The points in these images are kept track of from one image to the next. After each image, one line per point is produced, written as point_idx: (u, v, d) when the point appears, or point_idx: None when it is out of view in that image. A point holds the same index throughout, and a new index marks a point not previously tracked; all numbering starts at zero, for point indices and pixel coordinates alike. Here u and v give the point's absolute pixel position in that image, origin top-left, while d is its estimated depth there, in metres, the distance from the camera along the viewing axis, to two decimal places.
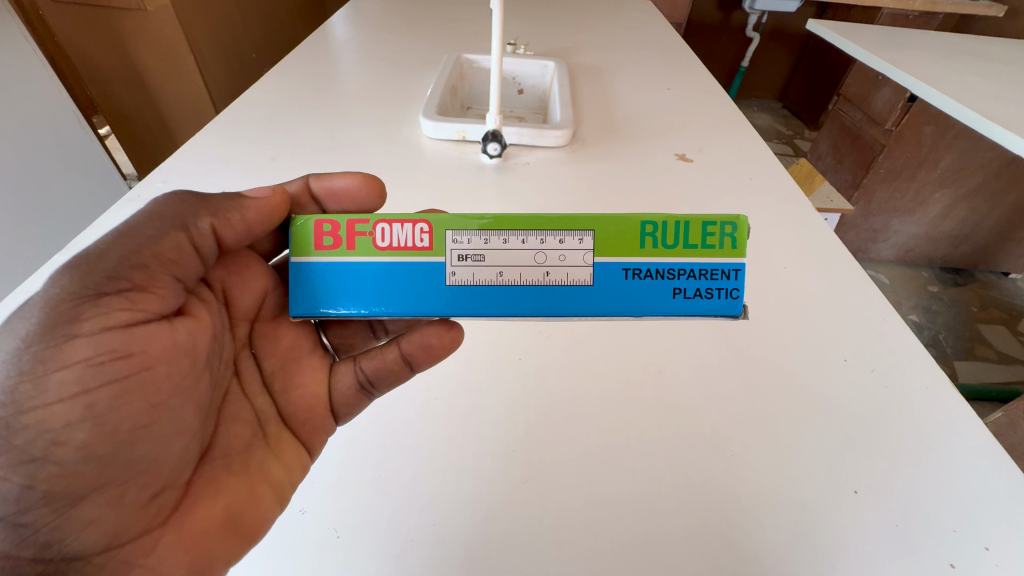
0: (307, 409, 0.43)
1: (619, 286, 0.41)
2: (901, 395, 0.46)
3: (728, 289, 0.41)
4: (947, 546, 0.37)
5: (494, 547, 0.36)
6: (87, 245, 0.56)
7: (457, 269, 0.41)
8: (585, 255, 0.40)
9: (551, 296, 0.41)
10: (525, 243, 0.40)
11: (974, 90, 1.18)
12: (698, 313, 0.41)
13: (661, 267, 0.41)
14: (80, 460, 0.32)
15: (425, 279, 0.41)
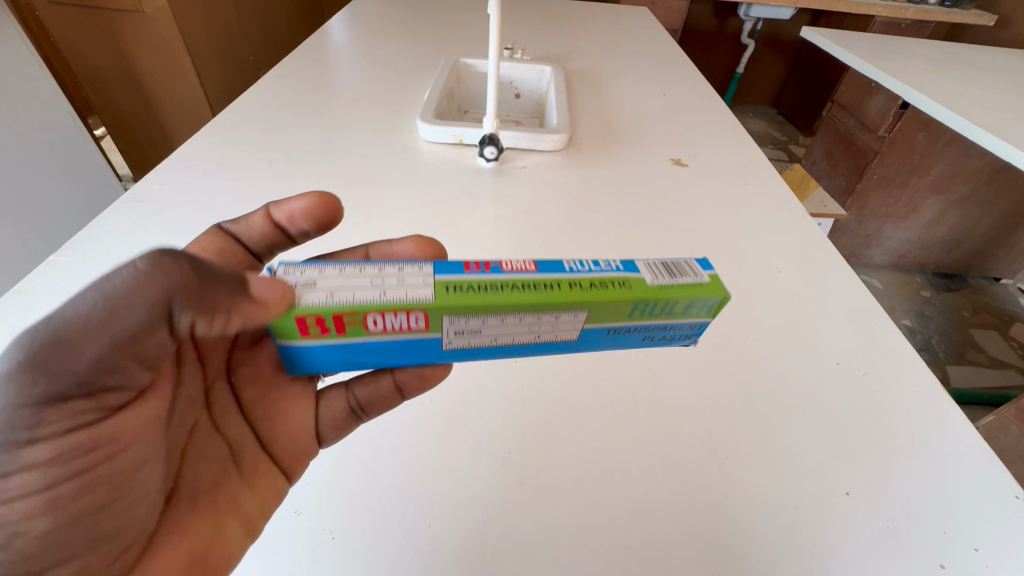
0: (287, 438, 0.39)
1: (603, 339, 0.37)
2: (893, 398, 0.47)
3: (683, 333, 0.38)
4: (938, 548, 0.38)
5: (490, 548, 0.37)
6: (82, 245, 0.56)
7: (457, 339, 0.34)
8: (579, 323, 0.34)
9: (536, 349, 0.36)
10: (523, 319, 0.33)
11: (965, 98, 1.20)
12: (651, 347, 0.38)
13: (641, 327, 0.36)
14: (31, 554, 0.27)
15: (412, 352, 0.34)
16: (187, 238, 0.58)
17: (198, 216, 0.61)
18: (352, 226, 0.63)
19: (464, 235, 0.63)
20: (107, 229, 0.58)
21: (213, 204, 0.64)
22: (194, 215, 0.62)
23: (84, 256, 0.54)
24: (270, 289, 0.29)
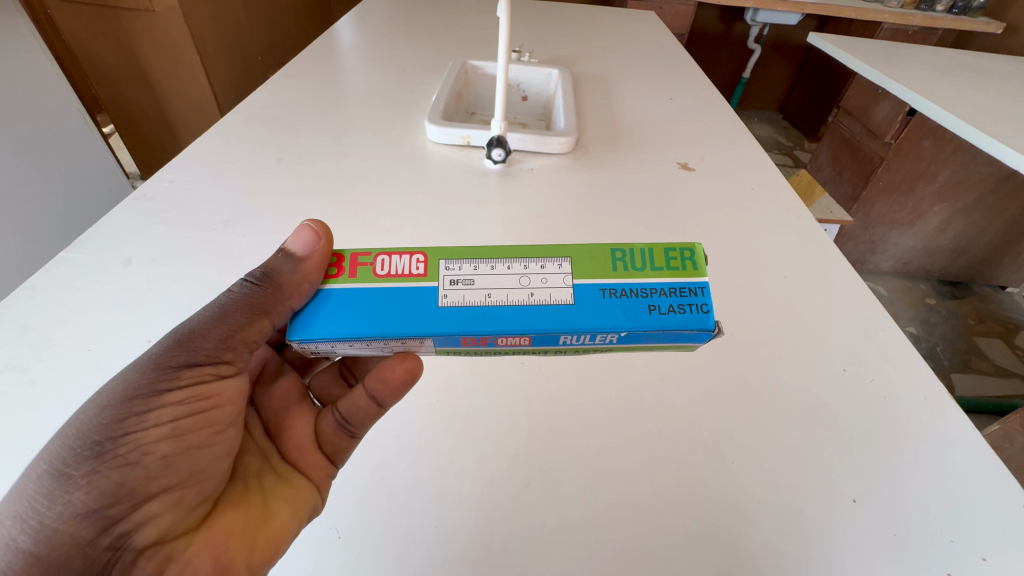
0: (311, 451, 0.41)
1: (597, 303, 0.38)
2: (899, 405, 0.47)
3: (697, 303, 0.38)
4: (943, 556, 0.37)
5: (496, 550, 0.37)
6: (93, 242, 0.56)
7: (454, 294, 0.39)
8: (564, 277, 0.39)
9: (532, 315, 0.37)
10: (508, 269, 0.39)
11: (972, 105, 1.20)
12: (673, 329, 0.37)
13: (630, 287, 0.39)
14: (155, 474, 0.31)
15: (417, 303, 0.38)
16: (197, 237, 0.58)
17: (207, 216, 0.62)
18: (359, 226, 0.63)
19: (471, 237, 0.63)
20: (117, 226, 0.58)
21: (222, 203, 0.64)
22: (204, 214, 0.62)
23: (94, 253, 0.54)
24: (311, 243, 0.39)
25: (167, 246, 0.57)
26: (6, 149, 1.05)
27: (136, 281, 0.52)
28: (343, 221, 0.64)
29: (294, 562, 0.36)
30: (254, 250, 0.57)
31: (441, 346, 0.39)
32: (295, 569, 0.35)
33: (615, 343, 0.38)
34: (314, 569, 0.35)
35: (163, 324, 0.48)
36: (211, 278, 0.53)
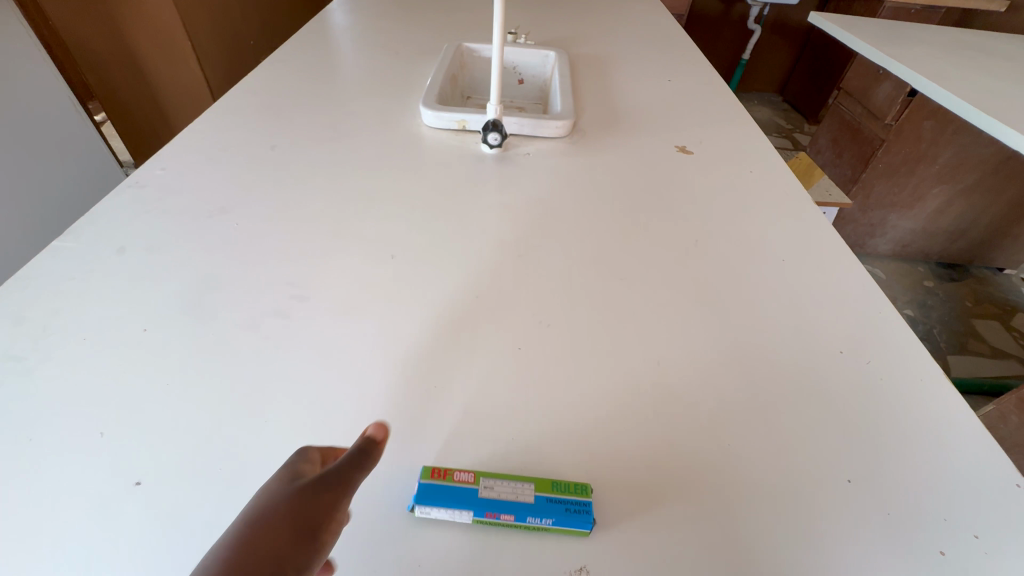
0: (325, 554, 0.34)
1: (527, 501, 0.37)
2: (895, 387, 0.47)
3: (574, 507, 0.36)
4: (937, 534, 0.38)
5: (492, 533, 0.36)
6: (85, 231, 0.55)
7: (495, 495, 0.37)
8: (522, 486, 0.37)
9: (483, 500, 0.36)
10: (514, 483, 0.38)
11: (973, 85, 1.18)
12: (544, 522, 0.36)
13: (555, 499, 0.37)
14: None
15: (464, 492, 0.37)
16: (191, 226, 0.58)
17: (201, 204, 0.61)
18: (355, 213, 0.62)
19: (468, 224, 0.63)
20: (109, 215, 0.58)
21: (215, 190, 0.63)
22: (197, 202, 0.61)
23: (87, 243, 0.54)
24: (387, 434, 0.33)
25: (161, 235, 0.56)
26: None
27: (130, 270, 0.51)
28: (337, 207, 0.63)
29: None
30: (249, 238, 0.57)
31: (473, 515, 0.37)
32: None
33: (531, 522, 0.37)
34: None
35: (158, 313, 0.47)
36: (206, 267, 0.53)
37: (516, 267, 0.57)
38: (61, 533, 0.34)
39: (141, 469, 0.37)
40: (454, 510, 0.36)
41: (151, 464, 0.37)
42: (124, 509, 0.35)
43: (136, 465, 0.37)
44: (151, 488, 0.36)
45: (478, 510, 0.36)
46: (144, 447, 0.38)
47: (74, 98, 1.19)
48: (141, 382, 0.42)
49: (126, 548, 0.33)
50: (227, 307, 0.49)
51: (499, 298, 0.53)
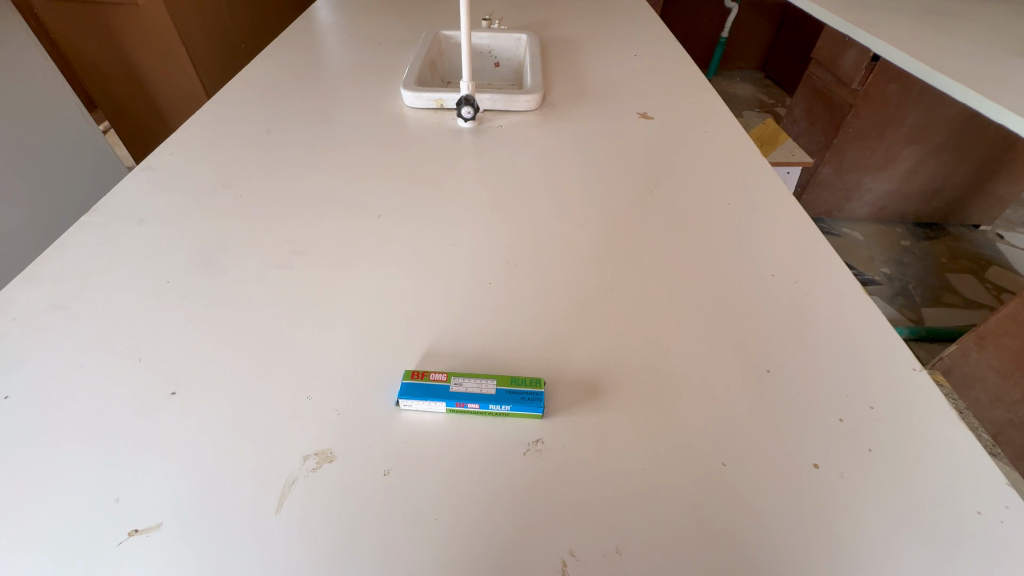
0: (285, 446, 0.40)
1: (489, 393, 0.42)
2: (817, 299, 0.54)
3: (528, 394, 0.42)
4: (841, 406, 0.44)
5: (464, 421, 0.42)
6: (108, 207, 0.63)
7: (459, 389, 0.43)
8: (486, 382, 0.43)
9: (454, 395, 0.42)
10: (476, 382, 0.43)
11: (928, 47, 1.24)
12: (505, 407, 0.42)
13: (511, 390, 0.43)
14: None
15: (432, 386, 0.43)
16: (200, 199, 0.65)
17: (207, 180, 0.69)
18: (344, 183, 0.70)
19: (445, 188, 0.70)
20: (128, 193, 0.65)
21: (219, 169, 0.71)
22: (204, 179, 0.69)
23: (111, 215, 0.62)
24: None
25: (175, 207, 0.64)
26: (10, 142, 1.12)
27: (152, 236, 0.59)
28: (329, 180, 0.70)
29: (283, 442, 0.40)
30: (252, 207, 0.64)
31: (444, 413, 0.43)
32: (285, 444, 0.40)
33: (497, 416, 0.42)
34: (304, 440, 0.41)
35: (179, 268, 0.55)
36: (216, 231, 0.60)
37: (488, 221, 0.64)
38: (113, 427, 0.41)
39: (175, 383, 0.44)
40: (424, 403, 0.42)
41: (180, 381, 0.44)
42: (160, 412, 0.42)
43: (170, 380, 0.44)
44: (181, 397, 0.43)
45: (449, 402, 0.42)
46: (173, 370, 0.45)
47: (81, 105, 1.27)
48: (169, 322, 0.49)
49: (163, 438, 0.40)
50: (237, 261, 0.56)
51: (473, 245, 0.60)
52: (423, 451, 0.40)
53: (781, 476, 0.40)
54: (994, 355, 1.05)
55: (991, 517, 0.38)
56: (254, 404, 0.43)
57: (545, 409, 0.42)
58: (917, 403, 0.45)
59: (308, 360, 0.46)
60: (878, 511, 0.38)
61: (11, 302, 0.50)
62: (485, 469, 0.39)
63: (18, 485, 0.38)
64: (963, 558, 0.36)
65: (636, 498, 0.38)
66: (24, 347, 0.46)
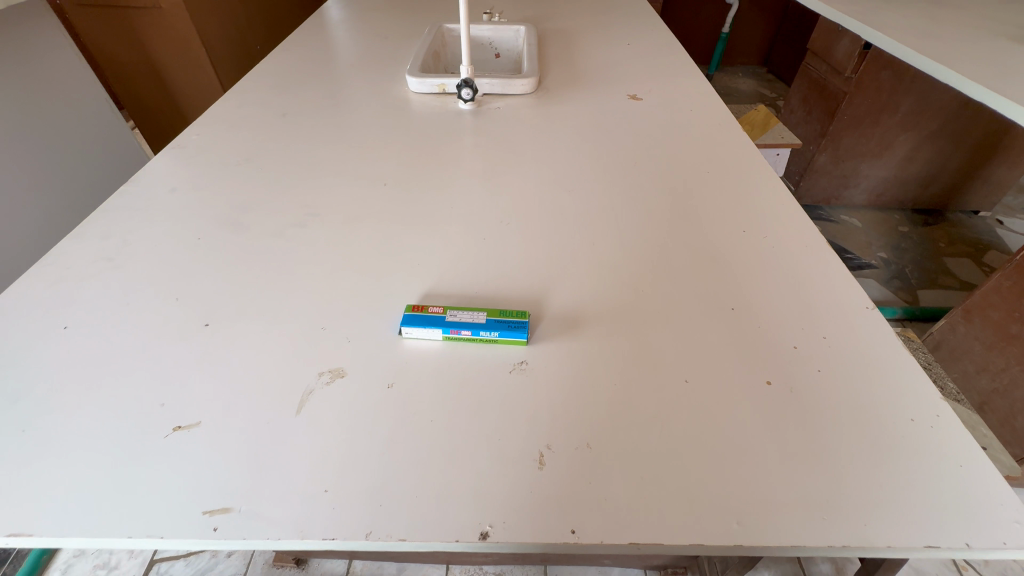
0: (302, 365, 0.46)
1: (479, 322, 0.48)
2: (783, 250, 0.59)
3: (514, 323, 0.48)
4: (796, 336, 0.49)
5: (458, 347, 0.48)
6: (144, 177, 0.70)
7: (453, 319, 0.48)
8: (477, 313, 0.49)
9: (449, 323, 0.48)
10: (468, 313, 0.49)
11: (915, 34, 1.29)
12: (494, 334, 0.48)
13: (499, 320, 0.49)
14: None
15: (429, 316, 0.49)
16: (226, 171, 0.72)
17: (230, 155, 0.76)
18: (354, 157, 0.76)
19: (446, 161, 0.76)
20: (162, 166, 0.73)
21: (241, 146, 0.78)
22: (228, 154, 0.76)
23: (148, 185, 0.69)
24: None
25: (203, 178, 0.70)
26: (49, 138, 1.17)
27: (184, 201, 0.66)
28: (340, 155, 0.77)
29: (301, 362, 0.46)
30: (272, 177, 0.71)
31: (440, 339, 0.48)
32: (302, 364, 0.46)
33: (487, 343, 0.48)
34: (319, 361, 0.47)
35: (209, 227, 0.62)
36: (240, 197, 0.67)
37: (485, 188, 0.70)
38: (154, 351, 0.47)
39: (208, 317, 0.51)
40: (423, 330, 0.48)
41: (212, 316, 0.51)
42: (196, 339, 0.48)
43: (204, 315, 0.51)
44: (213, 328, 0.49)
45: (445, 328, 0.48)
46: (205, 308, 0.51)
47: (110, 101, 1.33)
48: (202, 270, 0.56)
49: (198, 358, 0.47)
50: (259, 222, 0.63)
51: (469, 208, 0.66)
52: (421, 370, 0.46)
53: (736, 389, 0.45)
54: (980, 327, 1.08)
55: (922, 422, 0.42)
56: (276, 334, 0.49)
57: (529, 335, 0.48)
58: (866, 334, 0.50)
59: (323, 300, 0.52)
60: (822, 416, 0.43)
61: (65, 255, 0.57)
62: (475, 384, 0.45)
63: (72, 393, 0.44)
64: (893, 453, 0.40)
65: (605, 406, 0.43)
66: (79, 289, 0.53)
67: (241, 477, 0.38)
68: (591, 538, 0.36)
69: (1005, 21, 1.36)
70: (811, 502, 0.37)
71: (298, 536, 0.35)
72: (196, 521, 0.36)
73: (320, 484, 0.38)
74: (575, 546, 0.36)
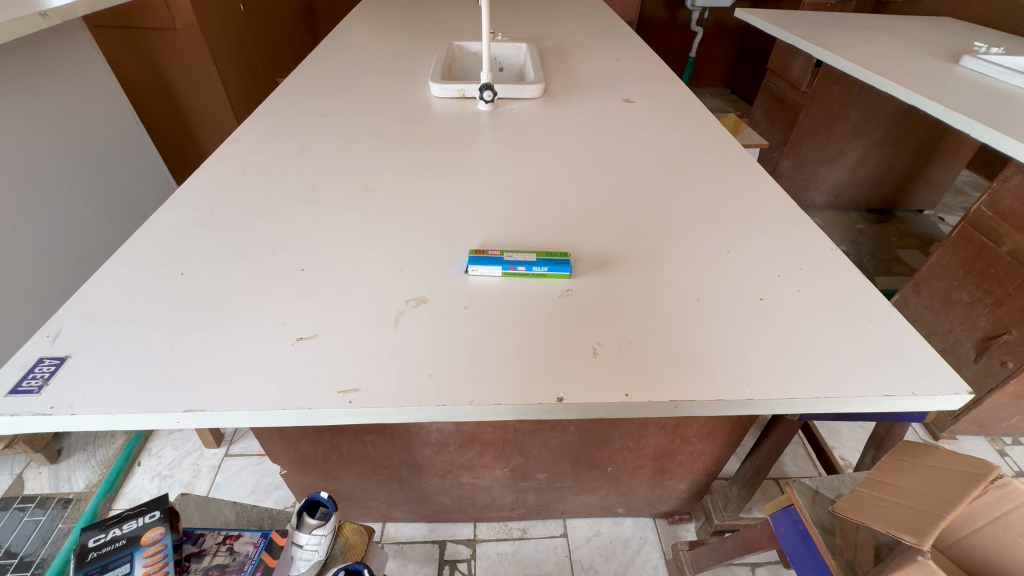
0: (390, 295, 0.56)
1: (529, 259, 0.60)
2: (763, 209, 0.73)
3: (557, 260, 0.60)
4: (779, 268, 0.62)
5: (514, 281, 0.59)
6: (215, 164, 0.80)
7: (509, 257, 0.60)
8: (527, 254, 0.60)
9: (506, 261, 0.59)
10: (520, 254, 0.60)
11: (858, 52, 1.50)
12: (542, 269, 0.59)
13: (545, 258, 0.60)
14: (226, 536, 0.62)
15: (489, 256, 0.60)
16: (285, 158, 0.82)
17: (287, 145, 0.86)
18: (395, 147, 0.88)
19: (475, 149, 0.89)
20: (227, 154, 0.82)
21: (294, 139, 0.88)
22: (284, 145, 0.86)
23: (219, 169, 0.78)
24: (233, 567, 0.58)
25: (267, 163, 0.81)
26: (84, 146, 1.22)
27: (257, 181, 0.76)
28: (381, 145, 0.88)
29: (388, 295, 0.56)
30: (327, 162, 0.82)
31: (498, 275, 0.59)
32: (388, 296, 0.56)
33: (537, 277, 0.60)
34: (403, 293, 0.57)
35: (284, 201, 0.72)
36: (304, 177, 0.77)
37: (513, 169, 0.82)
38: (262, 290, 0.56)
39: (303, 264, 0.60)
40: (485, 266, 0.59)
41: (305, 265, 0.60)
42: (297, 279, 0.58)
43: (300, 263, 0.61)
44: (308, 272, 0.59)
45: (504, 266, 0.59)
46: (298, 258, 0.61)
47: (132, 110, 1.37)
48: (285, 232, 0.66)
49: (301, 293, 0.56)
50: (325, 196, 0.73)
51: (504, 183, 0.78)
52: (487, 295, 0.57)
53: (738, 302, 0.57)
54: (929, 297, 1.25)
55: (878, 320, 0.55)
56: (361, 276, 0.59)
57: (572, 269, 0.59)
58: (833, 264, 0.63)
59: (395, 251, 0.63)
60: (804, 318, 0.55)
61: (165, 222, 0.66)
62: (532, 305, 0.56)
63: (203, 319, 0.53)
64: (859, 339, 0.53)
65: (639, 316, 0.55)
66: (186, 246, 0.62)
67: (362, 368, 0.48)
68: (641, 399, 0.47)
69: (932, 42, 1.59)
70: (801, 371, 0.49)
71: (415, 404, 0.45)
72: (333, 397, 0.46)
73: (425, 372, 0.48)
74: (628, 406, 0.47)
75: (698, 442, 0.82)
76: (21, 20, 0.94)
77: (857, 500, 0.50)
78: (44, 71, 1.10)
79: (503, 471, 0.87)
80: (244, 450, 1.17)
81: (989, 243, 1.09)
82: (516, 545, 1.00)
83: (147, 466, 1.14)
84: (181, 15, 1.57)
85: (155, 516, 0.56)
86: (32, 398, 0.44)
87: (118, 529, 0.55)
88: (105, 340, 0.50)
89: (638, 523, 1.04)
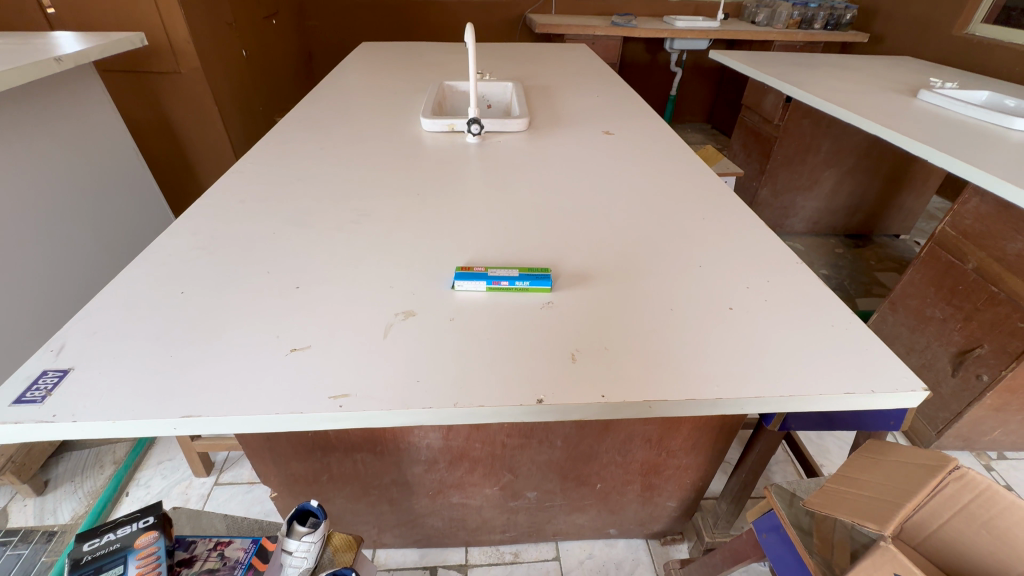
0: (380, 309, 0.59)
1: (511, 274, 0.63)
2: (733, 228, 0.77)
3: (538, 275, 0.64)
4: (748, 280, 0.66)
5: (499, 295, 0.62)
6: (215, 193, 0.84)
7: (492, 273, 0.64)
8: (510, 269, 0.64)
9: (490, 277, 0.63)
10: (503, 270, 0.64)
11: (823, 88, 1.60)
12: (524, 283, 0.63)
13: (527, 274, 0.64)
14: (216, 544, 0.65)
15: (475, 272, 0.64)
16: (282, 187, 0.87)
17: (284, 176, 0.91)
18: (386, 176, 0.93)
19: (463, 178, 0.94)
20: (227, 185, 0.87)
21: (290, 170, 0.93)
22: (281, 176, 0.91)
23: (219, 198, 0.82)
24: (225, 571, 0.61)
25: (264, 192, 0.85)
26: (89, 181, 1.26)
27: (255, 208, 0.80)
28: (374, 174, 0.93)
29: (379, 309, 0.59)
30: (322, 191, 0.86)
31: (483, 289, 0.63)
32: (378, 310, 0.59)
33: (519, 291, 0.63)
34: (393, 307, 0.60)
35: (280, 226, 0.76)
36: (300, 205, 0.82)
37: (498, 194, 0.87)
38: (258, 307, 0.59)
39: (298, 283, 0.64)
40: (470, 281, 0.63)
41: (299, 284, 0.63)
42: (291, 296, 0.61)
43: (295, 282, 0.64)
44: (302, 290, 0.62)
45: (489, 281, 0.63)
46: (293, 277, 0.64)
47: (137, 149, 1.43)
48: (281, 254, 0.69)
49: (295, 309, 0.59)
50: (320, 221, 0.77)
51: (489, 208, 0.83)
52: (472, 308, 0.60)
53: (708, 310, 0.61)
54: (904, 315, 1.30)
55: (840, 325, 0.59)
56: (352, 293, 0.62)
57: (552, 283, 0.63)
58: (798, 276, 0.67)
59: (385, 270, 0.67)
60: (770, 324, 0.59)
61: (166, 246, 0.70)
62: (515, 316, 0.59)
63: (201, 333, 0.55)
64: (821, 343, 0.56)
65: (615, 325, 0.58)
66: (185, 268, 0.66)
67: (352, 375, 0.51)
68: (617, 399, 0.50)
69: (892, 78, 1.70)
70: (767, 372, 0.52)
71: (403, 406, 0.48)
72: (324, 402, 0.48)
73: (412, 377, 0.51)
74: (605, 406, 0.50)
75: (684, 455, 0.84)
76: (35, 64, 1.00)
77: (824, 494, 0.53)
78: (53, 111, 1.16)
79: (493, 490, 0.88)
80: (233, 479, 1.16)
81: (955, 261, 1.15)
82: (508, 570, 1.00)
83: (135, 496, 1.12)
84: (186, 58, 1.66)
85: (149, 521, 0.58)
86: (36, 407, 0.46)
87: (113, 533, 0.56)
88: (107, 354, 0.52)
89: (631, 544, 1.04)
